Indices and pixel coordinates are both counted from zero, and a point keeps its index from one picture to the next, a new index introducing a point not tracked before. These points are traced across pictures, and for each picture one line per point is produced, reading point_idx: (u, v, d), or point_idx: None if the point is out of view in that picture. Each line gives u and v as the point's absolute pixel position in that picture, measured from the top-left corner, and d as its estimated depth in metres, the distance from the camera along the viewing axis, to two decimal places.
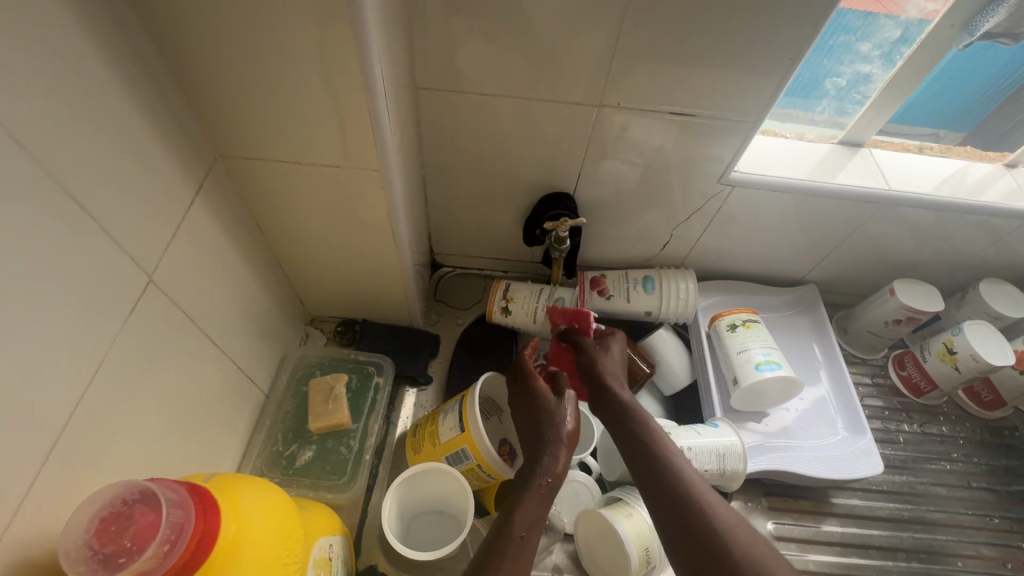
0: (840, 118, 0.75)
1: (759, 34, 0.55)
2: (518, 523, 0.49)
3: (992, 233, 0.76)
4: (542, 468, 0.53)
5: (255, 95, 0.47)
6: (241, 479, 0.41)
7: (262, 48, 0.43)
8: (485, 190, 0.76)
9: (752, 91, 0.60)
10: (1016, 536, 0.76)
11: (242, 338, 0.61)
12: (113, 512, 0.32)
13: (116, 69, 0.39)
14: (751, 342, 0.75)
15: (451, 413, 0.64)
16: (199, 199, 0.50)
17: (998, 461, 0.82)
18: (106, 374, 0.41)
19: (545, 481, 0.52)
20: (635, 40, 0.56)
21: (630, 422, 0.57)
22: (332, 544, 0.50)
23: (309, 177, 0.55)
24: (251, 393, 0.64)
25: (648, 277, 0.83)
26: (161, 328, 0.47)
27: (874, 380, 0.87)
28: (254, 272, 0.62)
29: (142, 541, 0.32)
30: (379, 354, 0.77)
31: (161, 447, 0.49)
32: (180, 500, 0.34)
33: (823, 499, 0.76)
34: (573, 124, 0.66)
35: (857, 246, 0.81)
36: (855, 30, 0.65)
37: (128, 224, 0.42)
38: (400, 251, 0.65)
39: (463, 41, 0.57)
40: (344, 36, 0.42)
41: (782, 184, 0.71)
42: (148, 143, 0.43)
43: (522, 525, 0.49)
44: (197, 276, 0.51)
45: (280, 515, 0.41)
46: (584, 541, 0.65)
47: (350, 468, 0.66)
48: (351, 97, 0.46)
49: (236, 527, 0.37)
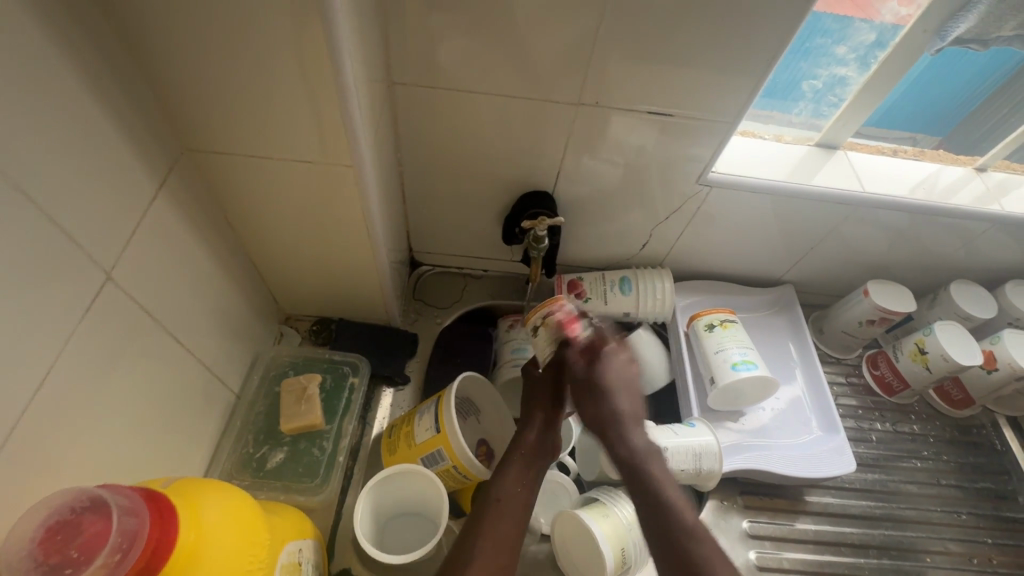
0: (816, 120, 0.76)
1: (737, 35, 0.55)
2: (499, 487, 0.56)
3: (962, 236, 0.78)
4: (525, 436, 0.61)
5: (222, 86, 0.45)
6: (203, 484, 0.40)
7: (228, 39, 0.42)
8: (464, 188, 0.75)
9: (730, 92, 0.61)
10: (983, 532, 0.78)
11: (211, 338, 0.60)
12: (59, 521, 0.31)
13: (72, 58, 0.37)
14: (728, 341, 0.76)
15: (427, 414, 0.63)
16: (163, 194, 0.49)
17: (967, 458, 0.84)
18: (60, 376, 0.40)
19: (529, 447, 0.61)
20: (614, 38, 0.56)
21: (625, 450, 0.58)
22: (301, 548, 0.49)
23: (280, 172, 0.54)
24: (220, 394, 0.63)
25: (625, 278, 0.83)
26: (122, 329, 0.45)
27: (848, 379, 0.88)
28: (223, 270, 0.60)
29: (92, 550, 0.30)
30: (355, 353, 0.75)
31: (121, 451, 0.47)
32: (133, 507, 0.33)
33: (797, 497, 0.76)
34: (552, 122, 0.65)
35: (833, 248, 0.82)
36: (831, 33, 0.66)
37: (85, 220, 0.40)
38: (376, 250, 0.64)
39: (441, 35, 0.56)
40: (314, 28, 0.40)
41: (759, 185, 0.71)
42: (107, 135, 0.41)
43: (503, 490, 0.56)
44: (161, 274, 0.49)
45: (245, 520, 0.40)
46: (560, 543, 0.65)
47: (324, 470, 0.65)
48: (322, 91, 0.45)
49: (195, 533, 0.35)
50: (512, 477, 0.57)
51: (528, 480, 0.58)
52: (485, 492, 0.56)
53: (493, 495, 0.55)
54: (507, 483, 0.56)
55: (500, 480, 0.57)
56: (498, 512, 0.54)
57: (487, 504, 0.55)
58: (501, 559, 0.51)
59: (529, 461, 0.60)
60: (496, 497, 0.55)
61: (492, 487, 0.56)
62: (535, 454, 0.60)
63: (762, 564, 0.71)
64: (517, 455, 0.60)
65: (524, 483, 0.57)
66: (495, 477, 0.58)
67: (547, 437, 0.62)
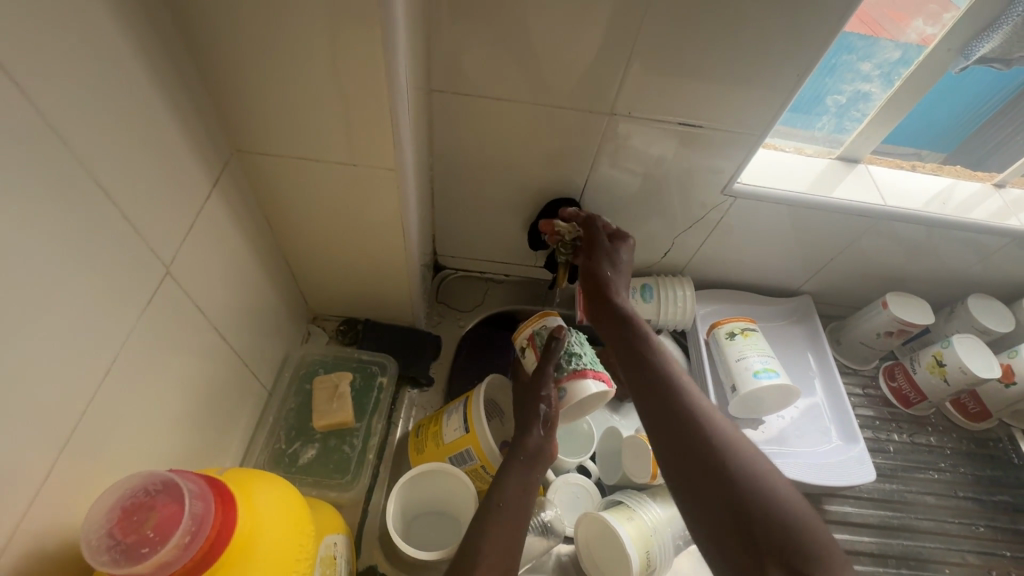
0: (838, 135, 0.78)
1: (768, 50, 0.57)
2: (499, 497, 0.56)
3: (980, 250, 0.79)
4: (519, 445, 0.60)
5: (277, 90, 0.47)
6: (255, 475, 0.41)
7: (287, 45, 0.43)
8: (492, 194, 0.76)
9: (757, 105, 0.62)
10: (1000, 544, 0.78)
11: (248, 334, 0.61)
12: (135, 503, 0.32)
13: (145, 63, 0.39)
14: (749, 350, 0.77)
15: (455, 414, 0.64)
16: (214, 194, 0.50)
17: (983, 471, 0.84)
18: (122, 367, 0.41)
19: (525, 454, 0.60)
20: (649, 49, 0.57)
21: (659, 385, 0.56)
22: (337, 542, 0.50)
23: (324, 174, 0.55)
24: (254, 391, 0.64)
25: (646, 285, 0.84)
26: (174, 322, 0.46)
27: (865, 390, 0.89)
28: (262, 269, 0.62)
29: (165, 531, 0.32)
30: (383, 354, 0.77)
31: (166, 442, 0.48)
32: (201, 491, 0.33)
33: (815, 505, 0.77)
34: (583, 131, 0.67)
35: (853, 260, 0.83)
36: (857, 50, 0.68)
37: (148, 217, 0.42)
38: (409, 252, 0.66)
39: (481, 45, 0.58)
40: (371, 35, 0.42)
41: (782, 197, 0.72)
42: (170, 136, 0.43)
43: (504, 498, 0.56)
44: (210, 271, 0.51)
45: (294, 511, 0.41)
46: (584, 545, 0.65)
47: (354, 467, 0.66)
48: (373, 96, 0.47)
49: (251, 520, 0.36)
50: (512, 487, 0.57)
51: (526, 490, 0.58)
52: (486, 500, 0.56)
53: (492, 504, 0.55)
54: (506, 494, 0.56)
55: (499, 491, 0.57)
56: (501, 526, 0.54)
57: (486, 514, 0.55)
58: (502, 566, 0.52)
59: (527, 470, 0.59)
60: (496, 506, 0.55)
61: (492, 497, 0.56)
62: (535, 458, 0.60)
63: None
64: (516, 462, 0.59)
65: (523, 490, 0.57)
66: (494, 486, 0.57)
67: (546, 445, 0.61)
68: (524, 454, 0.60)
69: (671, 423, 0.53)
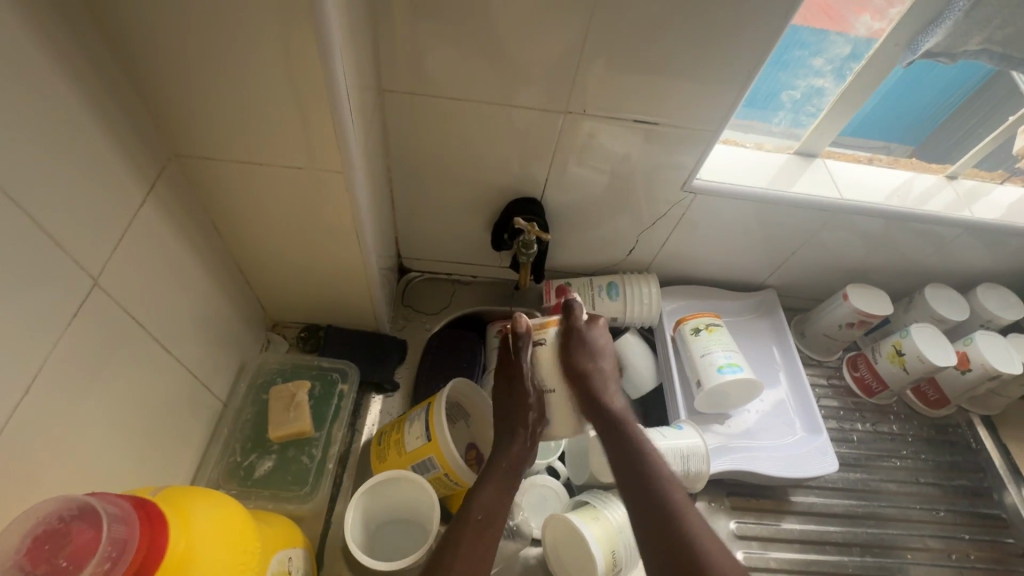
0: (795, 130, 0.79)
1: (718, 47, 0.57)
2: (475, 507, 0.57)
3: (935, 241, 0.81)
4: (500, 454, 0.61)
5: (212, 93, 0.45)
6: (194, 491, 0.39)
7: (218, 46, 0.42)
8: (452, 194, 0.75)
9: (711, 102, 0.62)
10: (961, 527, 0.80)
11: (198, 345, 0.59)
12: (47, 530, 0.31)
13: (61, 65, 0.37)
14: (713, 345, 0.77)
15: (417, 421, 0.63)
16: (151, 201, 0.48)
17: (944, 457, 0.86)
18: (45, 384, 0.39)
19: (504, 464, 0.61)
20: (600, 46, 0.57)
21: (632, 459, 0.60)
22: (291, 557, 0.49)
23: (269, 177, 0.54)
24: (207, 403, 0.62)
25: (612, 283, 0.84)
26: (108, 336, 0.45)
27: (829, 381, 0.90)
28: (211, 277, 0.60)
29: (80, 560, 0.30)
30: (344, 360, 0.75)
31: (105, 461, 0.46)
32: (124, 516, 0.33)
33: (782, 497, 0.78)
34: (540, 130, 0.66)
35: (813, 253, 0.84)
36: (809, 46, 0.68)
37: (72, 227, 0.40)
38: (366, 256, 0.64)
39: (431, 44, 0.57)
40: (306, 35, 0.41)
41: (741, 192, 0.73)
42: (95, 140, 0.41)
43: (479, 509, 0.57)
44: (148, 281, 0.49)
45: (236, 528, 0.40)
46: (551, 546, 0.65)
47: (313, 478, 0.65)
48: (314, 97, 0.45)
49: (185, 540, 0.35)
50: (488, 496, 0.58)
51: (502, 498, 0.59)
52: (465, 509, 0.57)
53: (470, 516, 0.56)
54: (483, 503, 0.57)
55: (476, 499, 0.57)
56: (472, 538, 0.55)
57: (462, 525, 0.56)
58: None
59: (506, 477, 0.60)
60: (474, 518, 0.56)
61: (470, 506, 0.57)
62: (515, 469, 0.61)
63: (750, 563, 0.73)
64: (494, 472, 0.60)
65: (501, 496, 0.59)
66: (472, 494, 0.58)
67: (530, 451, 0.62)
68: (506, 462, 0.61)
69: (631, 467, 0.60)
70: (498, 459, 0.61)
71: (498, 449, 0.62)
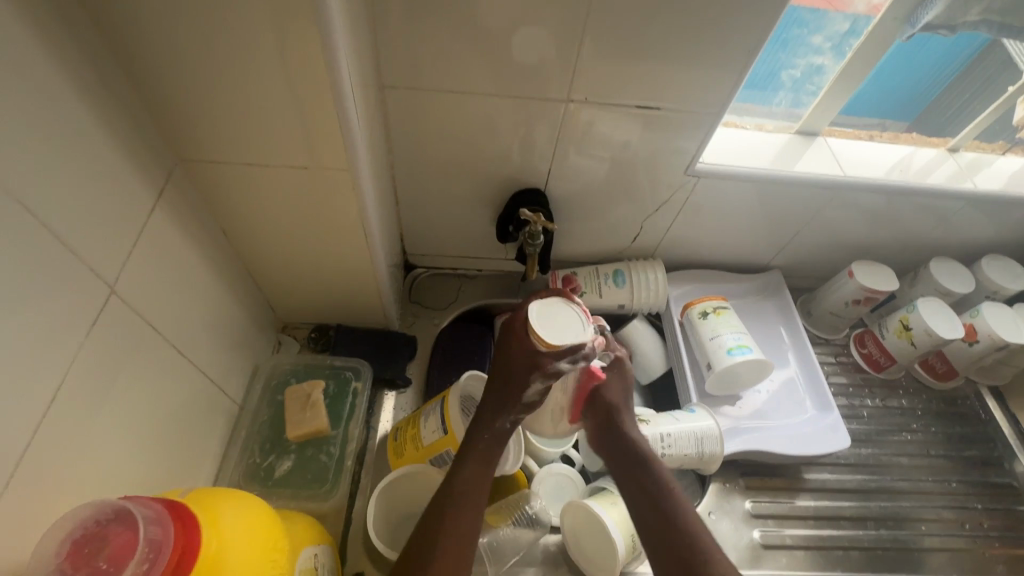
0: (795, 110, 0.78)
1: (718, 28, 0.57)
2: (460, 481, 0.56)
3: (939, 214, 0.81)
4: (482, 425, 0.59)
5: (217, 96, 0.45)
6: (220, 493, 0.40)
7: (222, 49, 0.42)
8: (455, 188, 0.75)
9: (712, 86, 0.62)
10: (973, 497, 0.81)
11: (212, 349, 0.59)
12: (86, 534, 0.32)
13: (67, 75, 0.37)
14: (722, 328, 0.78)
15: (433, 415, 0.63)
16: (160, 207, 0.49)
17: (954, 429, 0.87)
18: (67, 396, 0.40)
19: (486, 436, 0.59)
20: (600, 34, 0.57)
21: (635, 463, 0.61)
22: (317, 553, 0.50)
23: (274, 179, 0.54)
24: (223, 406, 0.63)
25: (618, 271, 0.85)
26: (128, 344, 0.45)
27: (837, 358, 0.91)
28: (221, 281, 0.60)
29: (120, 561, 0.31)
30: (356, 358, 0.76)
31: (129, 466, 0.47)
32: (157, 516, 0.33)
33: (795, 475, 0.79)
34: (543, 120, 0.66)
35: (817, 233, 0.85)
36: (808, 24, 0.68)
37: (86, 237, 0.40)
38: (374, 255, 0.64)
39: (431, 38, 0.57)
40: (309, 34, 0.41)
41: (744, 173, 0.73)
42: (103, 150, 0.41)
43: (463, 484, 0.55)
44: (162, 288, 0.49)
45: (264, 527, 0.40)
46: (571, 534, 0.66)
47: (333, 475, 0.66)
48: (319, 94, 0.45)
49: (217, 540, 0.36)
50: (471, 472, 0.56)
51: (481, 476, 0.57)
52: (446, 488, 0.55)
53: (455, 491, 0.55)
54: (467, 479, 0.56)
55: (460, 474, 0.56)
56: (454, 519, 0.53)
57: (449, 500, 0.54)
58: (462, 555, 0.52)
59: (489, 447, 0.59)
60: (459, 493, 0.55)
61: (452, 481, 0.55)
62: (495, 444, 0.59)
63: (766, 542, 0.73)
64: (477, 446, 0.58)
65: (481, 470, 0.57)
66: (454, 469, 0.57)
67: (501, 439, 0.60)
68: (489, 434, 0.59)
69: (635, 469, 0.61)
70: (479, 433, 0.59)
71: (478, 422, 0.59)
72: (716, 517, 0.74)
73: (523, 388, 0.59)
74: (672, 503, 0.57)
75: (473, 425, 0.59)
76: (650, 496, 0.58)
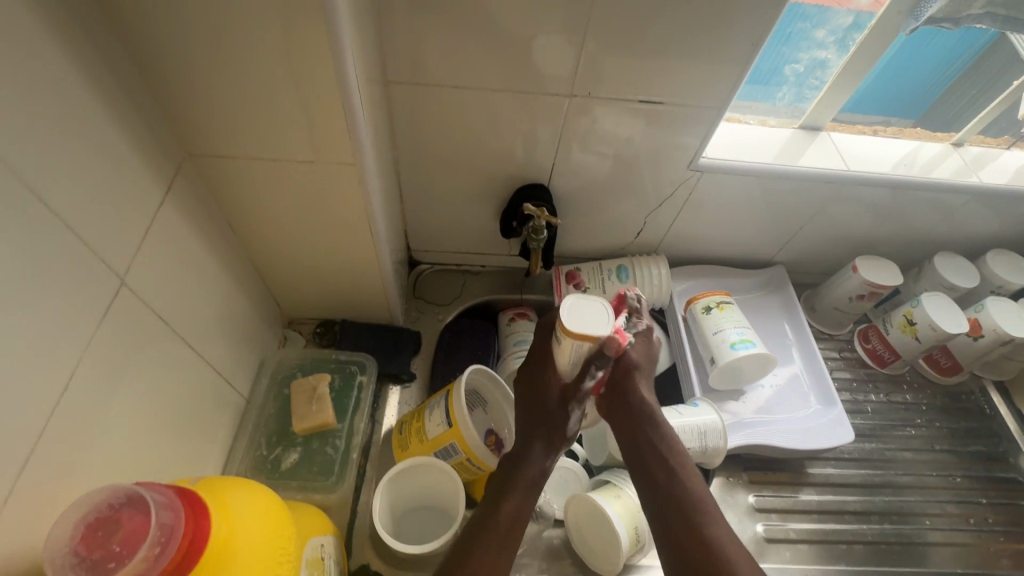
0: (799, 105, 0.79)
1: (721, 23, 0.57)
2: (504, 511, 0.55)
3: (943, 209, 0.81)
4: (528, 459, 0.59)
5: (225, 91, 0.46)
6: (229, 482, 0.40)
7: (229, 44, 0.42)
8: (459, 184, 0.76)
9: (715, 81, 0.63)
10: (977, 492, 0.81)
11: (219, 342, 0.60)
12: (99, 518, 0.32)
13: (78, 69, 0.38)
14: (725, 323, 0.78)
15: (437, 409, 0.64)
16: (168, 201, 0.49)
17: (958, 424, 0.86)
18: (79, 385, 0.40)
19: (532, 474, 0.58)
20: (603, 29, 0.57)
21: (649, 431, 0.62)
22: (324, 543, 0.50)
23: (281, 174, 0.54)
24: (230, 399, 0.63)
25: (621, 266, 0.85)
26: (138, 335, 0.46)
27: (841, 354, 0.91)
28: (228, 275, 0.61)
29: (132, 545, 0.32)
30: (361, 353, 0.76)
31: (139, 456, 0.48)
32: (169, 502, 0.34)
33: (798, 469, 0.79)
34: (546, 115, 0.66)
35: (821, 228, 0.85)
36: (811, 18, 0.68)
37: (98, 229, 0.41)
38: (378, 250, 0.65)
39: (435, 34, 0.57)
40: (316, 29, 0.41)
41: (747, 168, 0.73)
42: (114, 143, 0.42)
43: (510, 507, 0.55)
44: (171, 280, 0.50)
45: (272, 515, 0.41)
46: (574, 526, 0.66)
47: (338, 467, 0.66)
48: (325, 89, 0.46)
49: (226, 527, 0.36)
50: (516, 503, 0.55)
51: (526, 501, 0.56)
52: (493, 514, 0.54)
53: (499, 519, 0.54)
54: (513, 509, 0.55)
55: (502, 507, 0.55)
56: (492, 539, 0.52)
57: (491, 529, 0.53)
58: None
59: (533, 484, 0.58)
60: (507, 517, 0.54)
61: (497, 513, 0.54)
62: (538, 481, 0.58)
63: (770, 536, 0.73)
64: (523, 479, 0.57)
65: (526, 496, 0.57)
66: (497, 500, 0.56)
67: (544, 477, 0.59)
68: (536, 471, 0.58)
69: (646, 436, 0.61)
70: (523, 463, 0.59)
71: (522, 451, 0.59)
72: (719, 511, 0.74)
73: (563, 417, 0.61)
74: (681, 473, 0.59)
75: (518, 456, 0.59)
76: (657, 455, 0.60)
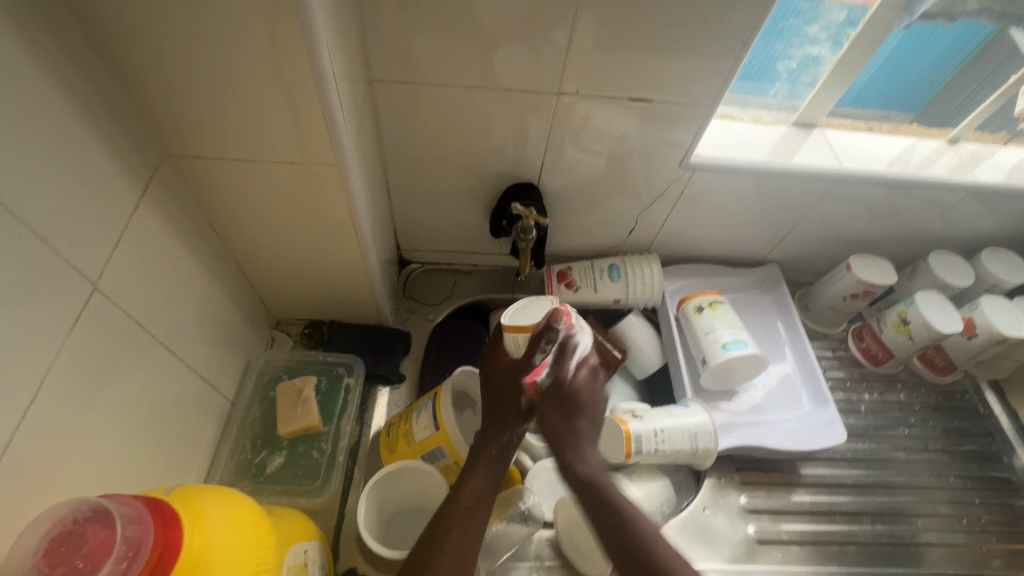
0: (794, 101, 0.77)
1: (711, 19, 0.56)
2: (465, 493, 0.54)
3: (939, 207, 0.80)
4: (489, 438, 0.58)
5: (199, 90, 0.45)
6: (205, 491, 0.40)
7: (202, 43, 0.41)
8: (448, 183, 0.75)
9: (706, 78, 0.61)
10: (971, 492, 0.80)
11: (202, 345, 0.59)
12: (63, 532, 0.32)
13: (46, 70, 0.37)
14: (717, 323, 0.77)
15: (425, 411, 0.63)
16: (145, 203, 0.48)
17: (952, 423, 0.86)
18: (51, 392, 0.39)
19: (493, 451, 0.57)
20: (591, 25, 0.56)
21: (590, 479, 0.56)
22: (308, 549, 0.50)
23: (262, 175, 0.53)
24: (214, 402, 0.63)
25: (613, 265, 0.84)
26: (113, 340, 0.45)
27: (835, 353, 0.90)
28: (211, 277, 0.60)
29: (97, 560, 0.31)
30: (349, 354, 0.75)
31: (118, 462, 0.47)
32: (136, 515, 0.33)
33: (791, 470, 0.78)
34: (535, 113, 0.65)
35: (815, 226, 0.84)
36: (802, 14, 0.67)
37: (69, 233, 0.40)
38: (365, 251, 0.64)
39: (420, 31, 0.56)
40: (292, 26, 0.40)
41: (739, 167, 0.72)
42: (86, 146, 0.41)
43: (469, 495, 0.54)
44: (149, 284, 0.49)
45: (250, 523, 0.40)
46: (564, 530, 0.66)
47: (324, 471, 0.66)
48: (303, 88, 0.45)
49: (200, 538, 0.36)
50: (477, 482, 0.55)
51: (489, 482, 0.55)
52: (452, 503, 0.53)
53: (460, 501, 0.53)
54: (472, 490, 0.54)
55: (464, 486, 0.54)
56: (458, 525, 0.51)
57: (454, 510, 0.52)
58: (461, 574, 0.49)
59: (495, 460, 0.57)
60: (464, 505, 0.53)
61: (459, 494, 0.54)
62: (501, 459, 0.57)
63: (761, 537, 0.73)
64: (484, 457, 0.57)
65: (489, 481, 0.55)
66: (460, 482, 0.55)
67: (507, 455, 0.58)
68: (497, 448, 0.57)
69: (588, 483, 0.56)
70: (486, 446, 0.57)
71: (484, 438, 0.58)
72: (711, 512, 0.74)
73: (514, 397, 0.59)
74: (627, 519, 0.53)
75: (478, 438, 0.58)
76: (598, 504, 0.55)
